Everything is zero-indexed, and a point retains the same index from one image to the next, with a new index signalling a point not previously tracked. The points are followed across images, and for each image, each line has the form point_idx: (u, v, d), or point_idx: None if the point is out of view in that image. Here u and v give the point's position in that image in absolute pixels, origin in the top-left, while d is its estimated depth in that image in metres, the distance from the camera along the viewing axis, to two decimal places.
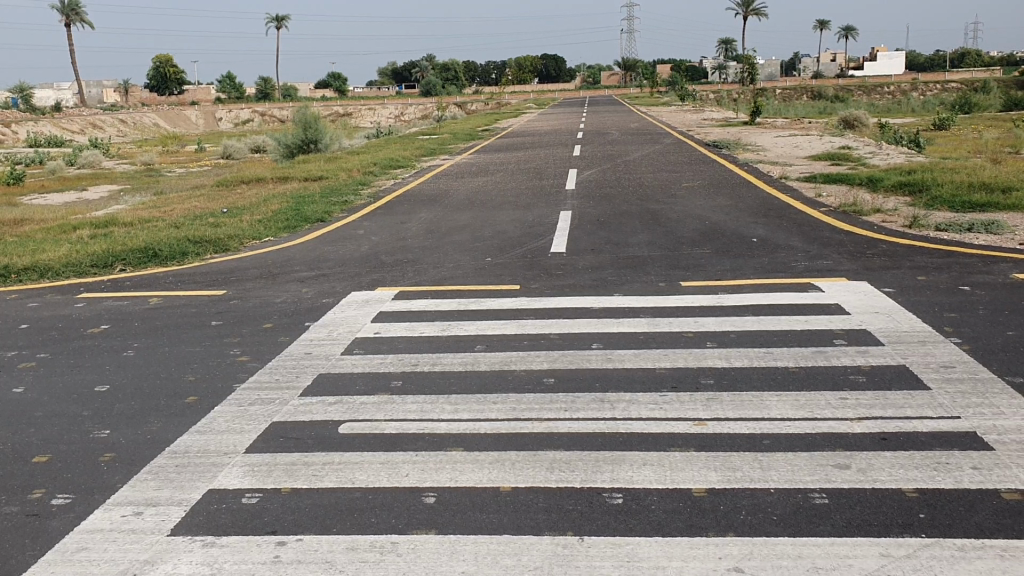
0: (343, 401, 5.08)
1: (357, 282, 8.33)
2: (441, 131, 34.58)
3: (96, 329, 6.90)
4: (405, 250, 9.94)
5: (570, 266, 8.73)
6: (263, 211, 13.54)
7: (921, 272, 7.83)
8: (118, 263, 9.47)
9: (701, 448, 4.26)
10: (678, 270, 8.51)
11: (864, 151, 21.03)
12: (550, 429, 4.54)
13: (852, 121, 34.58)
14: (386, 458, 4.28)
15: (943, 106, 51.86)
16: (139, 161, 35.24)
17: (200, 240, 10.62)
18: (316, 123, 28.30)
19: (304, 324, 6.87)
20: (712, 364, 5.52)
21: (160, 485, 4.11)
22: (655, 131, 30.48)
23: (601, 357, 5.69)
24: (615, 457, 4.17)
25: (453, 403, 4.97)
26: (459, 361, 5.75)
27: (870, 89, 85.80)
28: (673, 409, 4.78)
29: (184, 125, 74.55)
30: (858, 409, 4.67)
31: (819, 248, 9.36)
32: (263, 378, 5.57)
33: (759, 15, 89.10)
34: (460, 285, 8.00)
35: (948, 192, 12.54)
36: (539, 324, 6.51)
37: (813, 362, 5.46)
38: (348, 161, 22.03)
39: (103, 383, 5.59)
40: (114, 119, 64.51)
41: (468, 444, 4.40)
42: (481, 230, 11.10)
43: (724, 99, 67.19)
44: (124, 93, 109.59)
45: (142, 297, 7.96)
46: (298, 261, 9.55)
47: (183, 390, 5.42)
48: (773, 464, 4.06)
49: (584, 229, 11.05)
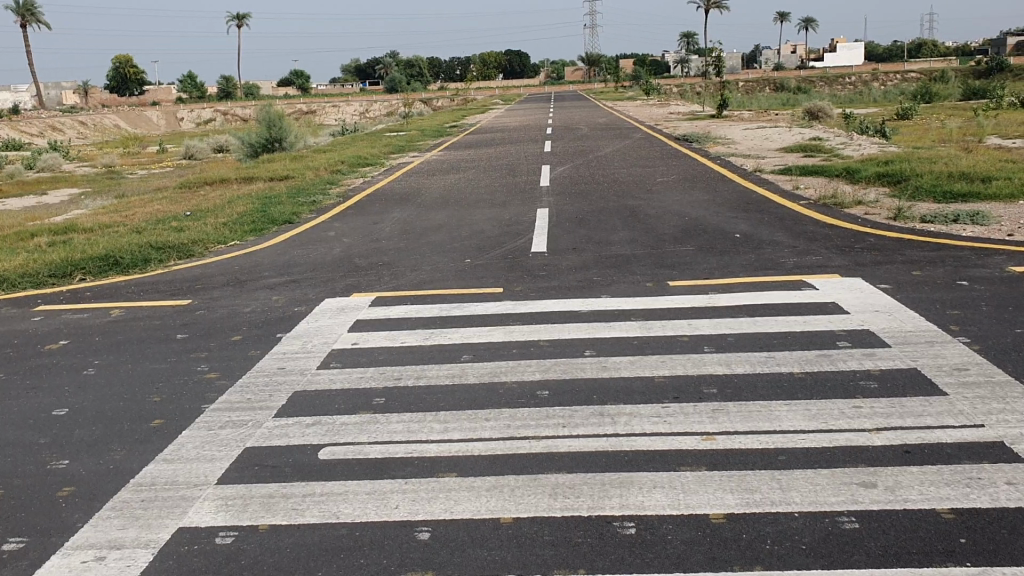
0: (322, 422, 4.72)
1: (330, 288, 7.95)
2: (410, 127, 34.17)
3: (53, 345, 6.46)
4: (379, 252, 9.56)
5: (553, 266, 8.41)
6: (228, 214, 13.09)
7: (915, 266, 7.61)
8: (77, 271, 9.01)
9: (712, 467, 3.95)
10: (664, 268, 8.24)
11: (836, 142, 20.90)
12: (549, 449, 4.21)
13: (817, 113, 34.53)
14: (373, 488, 3.93)
15: (906, 96, 52.17)
16: (100, 164, 34.42)
17: (163, 245, 10.16)
18: (279, 121, 27.74)
19: (276, 336, 6.48)
20: (712, 370, 5.22)
21: (125, 524, 3.73)
22: (624, 125, 30.32)
23: (595, 366, 5.37)
24: (622, 479, 3.86)
25: (442, 421, 4.63)
26: (445, 372, 5.40)
27: (831, 80, 86.36)
28: (678, 422, 4.47)
29: (145, 126, 73.27)
30: (874, 418, 4.40)
31: (806, 242, 9.13)
32: (234, 398, 5.19)
33: (721, 7, 89.26)
34: (439, 288, 7.66)
35: (929, 182, 12.39)
36: (527, 330, 6.18)
37: (819, 366, 5.18)
38: (315, 160, 21.52)
39: (60, 407, 5.17)
40: (74, 121, 63.23)
41: (462, 468, 4.07)
42: (457, 229, 10.74)
43: (689, 93, 67.35)
44: (83, 95, 107.69)
45: (103, 308, 7.53)
46: (267, 267, 9.13)
47: (148, 413, 5.02)
48: (794, 483, 3.76)
49: (562, 227, 10.72)
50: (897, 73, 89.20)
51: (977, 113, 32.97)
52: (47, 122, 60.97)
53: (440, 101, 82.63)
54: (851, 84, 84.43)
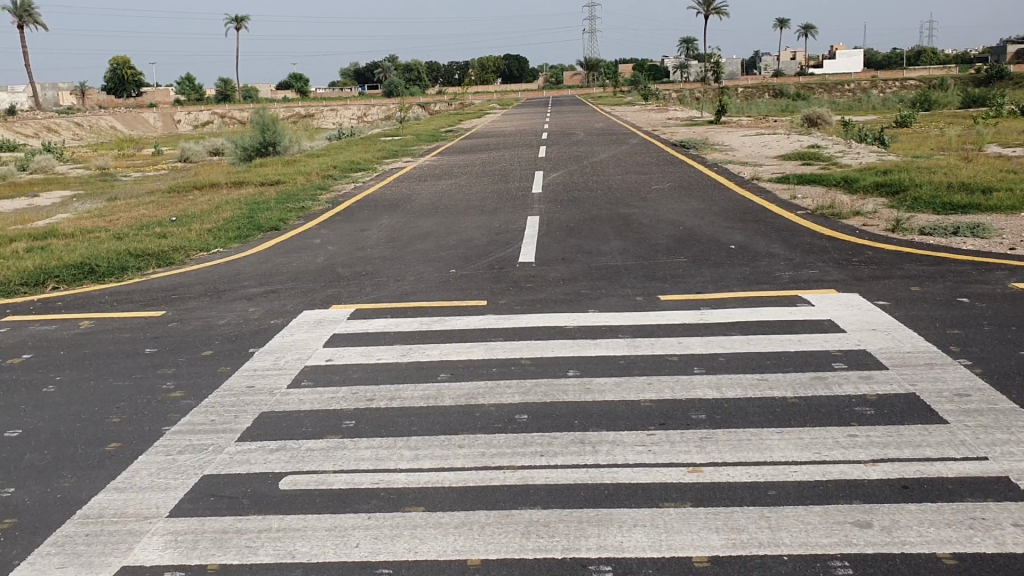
0: (286, 447, 4.46)
1: (309, 299, 7.69)
2: (406, 131, 33.94)
3: (15, 360, 6.20)
4: (363, 262, 9.30)
5: (540, 278, 8.16)
6: (214, 220, 12.83)
7: (914, 281, 7.36)
8: (50, 280, 8.75)
9: (697, 503, 3.69)
10: (655, 281, 7.98)
11: (835, 150, 20.66)
12: (524, 481, 3.96)
13: (815, 120, 34.28)
14: (334, 523, 3.67)
15: (905, 103, 52.00)
16: (94, 166, 34.16)
17: (143, 253, 9.90)
18: (274, 125, 27.50)
19: (248, 351, 6.21)
20: (701, 394, 4.96)
21: (64, 562, 3.46)
22: (621, 131, 30.09)
23: (578, 387, 5.11)
24: (601, 517, 3.61)
25: (412, 447, 4.37)
26: (421, 393, 5.13)
27: (830, 87, 86.18)
28: (663, 452, 4.21)
29: (142, 128, 73.00)
30: (870, 448, 4.13)
31: (802, 255, 8.88)
32: (197, 420, 4.92)
33: (720, 13, 89.14)
34: (422, 300, 7.40)
35: (928, 192, 12.15)
36: (509, 348, 5.92)
37: (813, 390, 4.92)
38: (308, 165, 21.27)
39: (14, 428, 4.90)
40: (70, 123, 62.94)
41: (431, 502, 3.81)
42: (446, 237, 10.49)
43: (688, 98, 67.24)
44: (82, 96, 107.37)
45: (73, 320, 7.26)
46: (246, 276, 8.87)
47: (103, 436, 4.75)
48: (783, 522, 3.51)
49: (552, 236, 10.48)
50: (897, 80, 89.07)
51: (976, 121, 32.72)
52: (44, 123, 60.71)
53: (439, 104, 82.44)
54: (851, 91, 84.29)
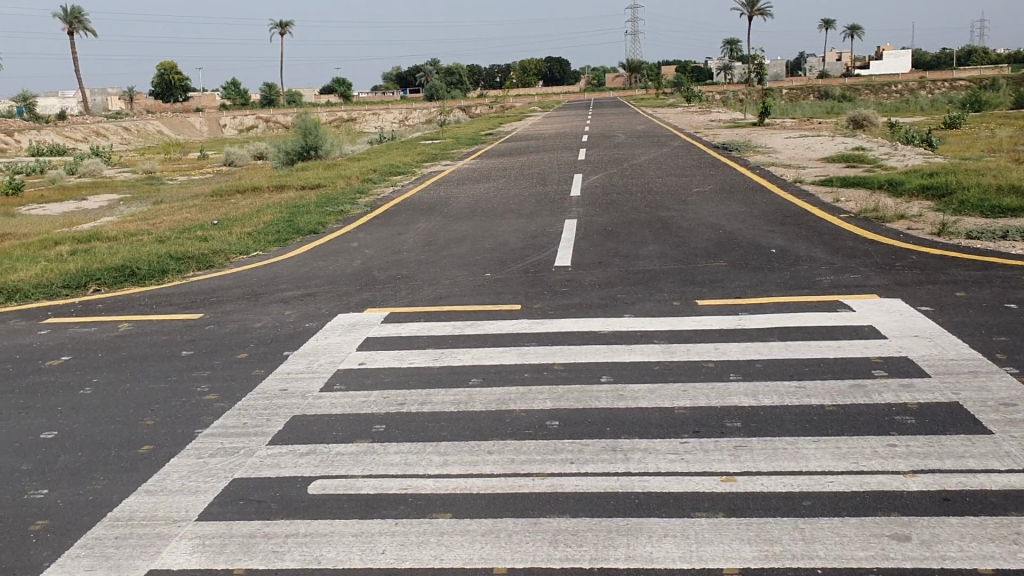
0: (316, 452, 4.45)
1: (345, 302, 7.70)
2: (447, 135, 34.02)
3: (55, 362, 6.27)
4: (399, 265, 9.31)
5: (576, 282, 8.10)
6: (254, 223, 12.94)
7: (959, 287, 7.18)
8: (91, 283, 8.87)
9: (730, 513, 3.61)
10: (692, 286, 7.88)
11: (880, 152, 20.32)
12: (553, 488, 3.91)
13: (860, 122, 33.77)
14: (360, 529, 3.64)
15: (954, 104, 51.05)
16: (141, 170, 34.69)
17: (183, 256, 10.00)
18: (315, 129, 27.71)
19: (282, 354, 6.23)
20: (737, 402, 4.86)
21: (93, 565, 3.48)
22: (662, 133, 29.89)
23: (611, 394, 5.04)
24: (630, 527, 3.54)
25: (442, 453, 4.34)
26: (452, 398, 5.10)
27: (877, 88, 84.94)
28: (695, 460, 4.13)
29: (188, 132, 74.05)
30: (910, 458, 4.02)
31: (844, 259, 8.72)
32: (230, 423, 4.93)
33: (764, 15, 88.33)
34: (457, 304, 7.38)
35: (976, 195, 11.88)
36: (542, 353, 5.87)
37: (852, 398, 4.80)
38: (349, 169, 21.39)
39: (50, 430, 4.96)
40: (119, 128, 64.02)
41: (459, 508, 3.77)
42: (482, 241, 10.46)
43: (730, 100, 66.67)
44: (131, 102, 109.24)
45: (112, 322, 7.34)
46: (283, 279, 8.92)
47: (137, 438, 4.78)
48: (818, 534, 3.41)
49: (589, 239, 10.41)
50: (945, 81, 87.53)
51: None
52: (93, 128, 61.82)
53: (481, 108, 82.62)
54: (898, 92, 82.99)
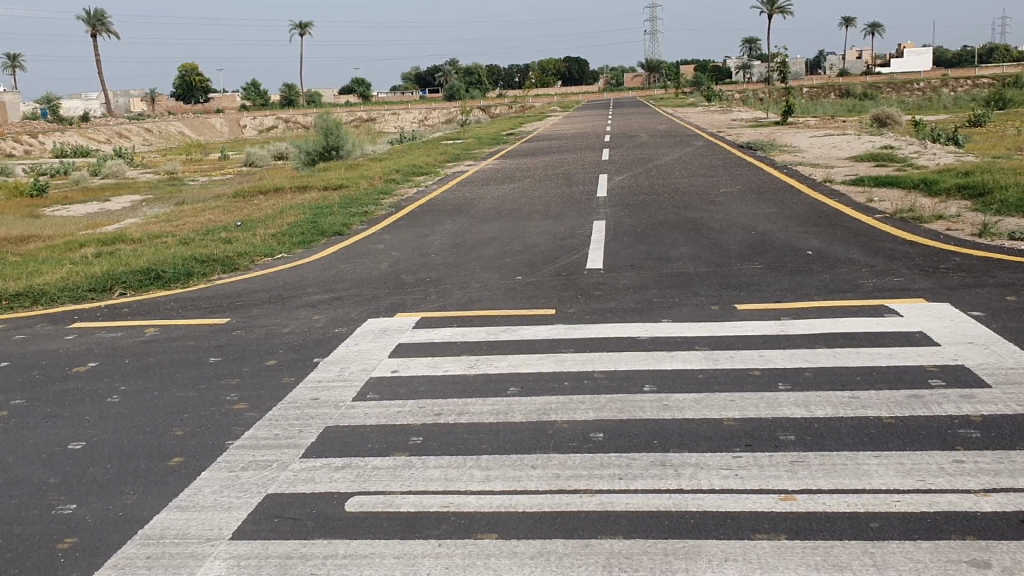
0: (352, 465, 4.28)
1: (374, 306, 7.54)
2: (468, 135, 33.97)
3: (81, 368, 6.14)
4: (427, 268, 9.15)
5: (609, 285, 7.90)
6: (278, 224, 12.82)
7: (1009, 291, 6.93)
8: (117, 286, 8.75)
9: (793, 536, 3.41)
10: (730, 289, 7.67)
11: (909, 151, 20.00)
12: (603, 507, 3.72)
13: (885, 120, 33.31)
14: (403, 550, 3.47)
15: (978, 102, 50.40)
16: (163, 171, 34.64)
17: (208, 258, 9.88)
18: (337, 129, 27.63)
19: (313, 361, 6.07)
20: (788, 413, 4.66)
21: None
22: (685, 133, 29.56)
23: (656, 404, 4.85)
24: (688, 550, 3.35)
25: (483, 467, 4.16)
26: (490, 408, 4.92)
27: (899, 86, 84.22)
28: (751, 477, 3.93)
29: (209, 133, 74.30)
30: (980, 475, 3.80)
31: (884, 261, 8.47)
32: (261, 434, 4.77)
33: (785, 13, 87.63)
34: (489, 308, 7.20)
35: (1015, 194, 11.60)
36: (581, 360, 5.68)
37: (911, 409, 4.59)
38: (371, 169, 21.29)
39: (78, 441, 4.81)
40: (141, 129, 64.32)
41: (504, 529, 3.59)
42: (510, 243, 10.28)
43: (750, 98, 66.36)
44: (152, 103, 109.93)
45: (138, 327, 7.20)
46: (311, 282, 8.77)
47: (167, 450, 4.62)
48: (890, 559, 3.21)
49: (620, 241, 10.20)
50: (969, 78, 86.68)
51: None
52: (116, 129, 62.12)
53: (502, 108, 82.40)
54: (920, 90, 82.22)
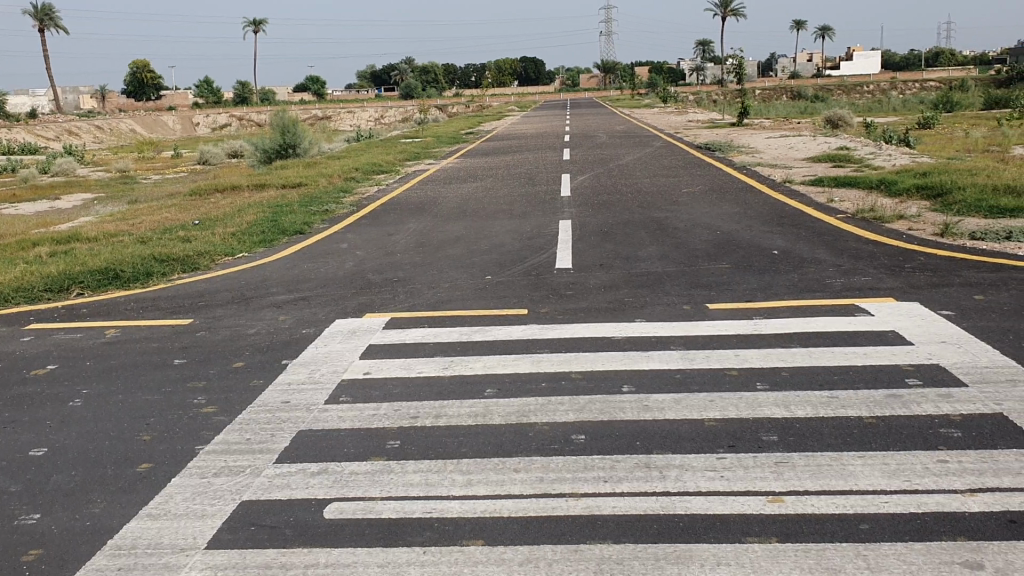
0: (330, 470, 4.17)
1: (342, 307, 7.41)
2: (426, 134, 33.77)
3: (39, 371, 5.94)
4: (393, 267, 9.02)
5: (580, 285, 7.84)
6: (238, 223, 12.59)
7: (976, 290, 7.01)
8: (74, 286, 8.51)
9: (784, 538, 3.37)
10: (700, 289, 7.65)
11: (864, 152, 20.29)
12: (590, 511, 3.65)
13: (836, 122, 33.73)
14: (386, 558, 3.37)
15: (925, 104, 51.44)
16: (114, 169, 33.96)
17: (168, 257, 9.65)
18: (294, 127, 27.29)
19: (281, 362, 5.92)
20: (769, 413, 4.63)
21: None
22: (643, 134, 29.67)
23: (636, 405, 4.79)
24: (679, 554, 3.29)
25: (464, 471, 4.07)
26: (468, 411, 4.83)
27: (850, 88, 85.57)
28: (737, 478, 3.89)
29: (161, 130, 73.08)
30: (965, 475, 3.80)
31: (850, 261, 8.53)
32: (232, 438, 4.63)
33: (738, 15, 88.53)
34: (460, 308, 7.11)
35: (973, 195, 11.78)
36: (557, 361, 5.61)
37: (890, 409, 4.58)
38: (330, 167, 21.04)
39: (40, 446, 4.64)
40: (90, 126, 63.05)
41: (490, 535, 3.50)
42: (476, 242, 10.19)
43: (704, 100, 67.05)
44: (101, 100, 107.89)
45: (97, 329, 6.99)
46: (275, 282, 8.60)
47: (134, 456, 4.46)
48: (884, 562, 3.18)
49: (587, 241, 10.17)
50: (917, 82, 88.37)
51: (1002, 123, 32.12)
52: (64, 126, 60.83)
53: (458, 107, 82.13)
54: (870, 92, 83.61)
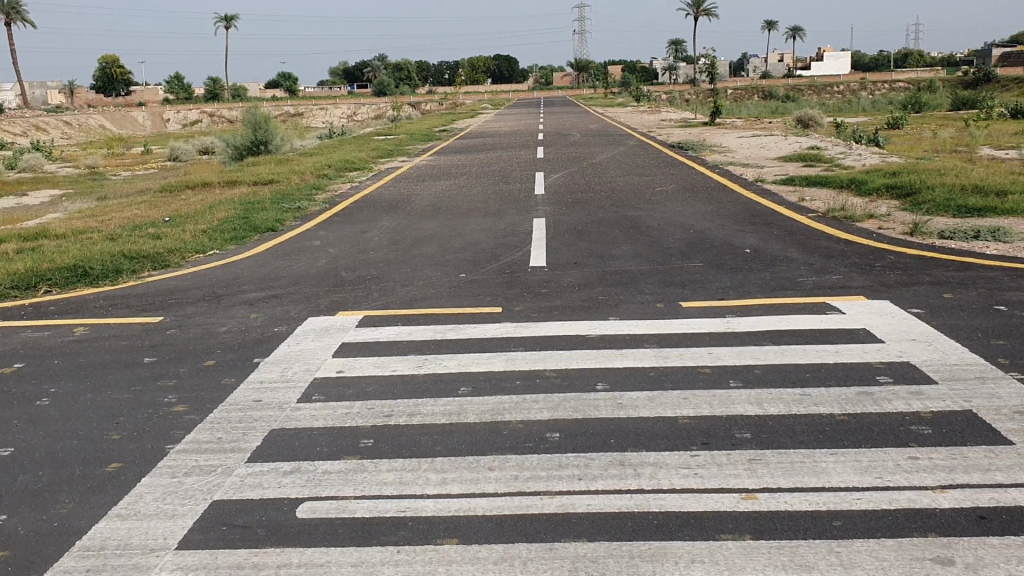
0: (303, 469, 4.13)
1: (314, 304, 7.36)
2: (398, 131, 33.72)
3: (6, 369, 5.85)
4: (366, 265, 8.97)
5: (554, 283, 7.84)
6: (208, 220, 12.47)
7: (945, 288, 7.08)
8: (42, 284, 8.39)
9: (757, 536, 3.39)
10: (673, 287, 7.68)
11: (835, 151, 20.45)
12: (564, 509, 3.65)
13: (807, 122, 33.98)
14: (359, 558, 3.34)
15: (894, 105, 51.95)
16: (82, 165, 33.54)
17: (138, 255, 9.54)
18: (265, 124, 27.09)
19: (253, 361, 5.87)
20: (742, 410, 4.65)
21: None
22: (616, 132, 29.73)
23: (610, 403, 4.80)
24: (653, 552, 3.30)
25: (438, 470, 4.05)
26: (442, 409, 4.81)
27: (821, 88, 86.27)
28: (710, 476, 3.90)
29: (130, 126, 72.29)
30: (935, 472, 3.83)
31: (822, 259, 8.60)
32: (203, 438, 4.58)
33: (710, 15, 88.99)
34: (433, 306, 7.08)
35: (942, 195, 11.90)
36: (531, 359, 5.61)
37: (861, 407, 4.62)
38: (302, 164, 20.90)
39: (6, 446, 4.56)
40: (58, 121, 62.24)
41: (465, 533, 3.49)
42: (450, 240, 10.16)
43: (676, 98, 67.34)
44: (69, 95, 106.57)
45: (66, 326, 6.90)
46: (246, 279, 8.53)
47: (103, 456, 4.40)
48: (856, 558, 3.20)
49: (561, 239, 10.17)
50: (886, 82, 89.25)
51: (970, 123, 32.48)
52: (32, 121, 60.01)
53: (432, 105, 81.92)
54: (840, 92, 84.34)
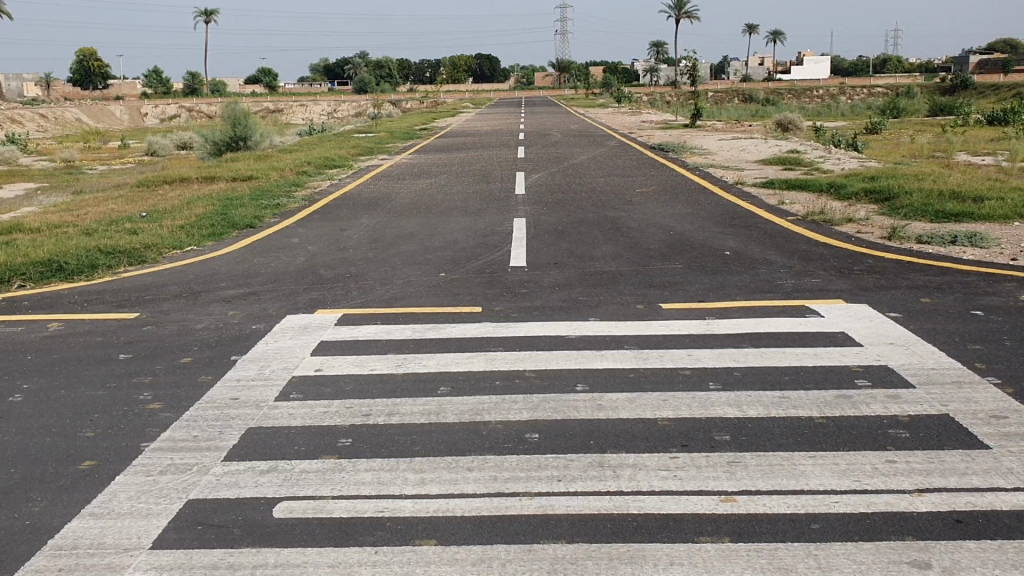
0: (279, 469, 4.09)
1: (293, 302, 7.32)
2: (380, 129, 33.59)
3: None
4: (345, 263, 8.92)
5: (535, 283, 7.82)
6: (185, 216, 12.36)
7: (924, 293, 7.13)
8: (17, 278, 8.30)
9: (737, 538, 3.38)
10: (653, 288, 7.69)
11: (815, 155, 20.58)
12: (544, 510, 3.63)
13: (787, 125, 34.16)
14: (336, 559, 3.31)
15: (874, 109, 52.26)
16: (60, 159, 33.16)
17: (114, 249, 9.44)
18: (245, 120, 26.92)
19: (229, 359, 5.80)
20: (722, 412, 4.65)
21: None
22: (597, 133, 29.69)
23: (590, 404, 4.79)
24: (632, 554, 3.29)
25: (417, 470, 4.02)
26: (421, 409, 4.78)
27: (801, 93, 86.68)
28: (689, 478, 3.90)
29: (108, 120, 71.54)
30: (913, 476, 3.85)
31: (800, 262, 8.64)
32: (179, 436, 4.52)
33: (692, 17, 89.24)
34: (413, 305, 7.06)
35: (920, 200, 11.99)
36: (511, 359, 5.59)
37: (840, 410, 4.62)
38: (282, 160, 20.78)
39: None
40: (36, 115, 61.60)
41: (445, 534, 3.47)
42: (430, 239, 10.12)
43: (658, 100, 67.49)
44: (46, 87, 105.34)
45: (41, 322, 6.81)
46: (225, 276, 8.46)
47: (78, 455, 4.33)
48: (834, 561, 3.20)
49: (541, 239, 10.16)
50: (866, 87, 89.87)
51: (948, 130, 32.70)
52: (9, 113, 59.24)
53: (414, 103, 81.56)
54: (820, 96, 84.82)
